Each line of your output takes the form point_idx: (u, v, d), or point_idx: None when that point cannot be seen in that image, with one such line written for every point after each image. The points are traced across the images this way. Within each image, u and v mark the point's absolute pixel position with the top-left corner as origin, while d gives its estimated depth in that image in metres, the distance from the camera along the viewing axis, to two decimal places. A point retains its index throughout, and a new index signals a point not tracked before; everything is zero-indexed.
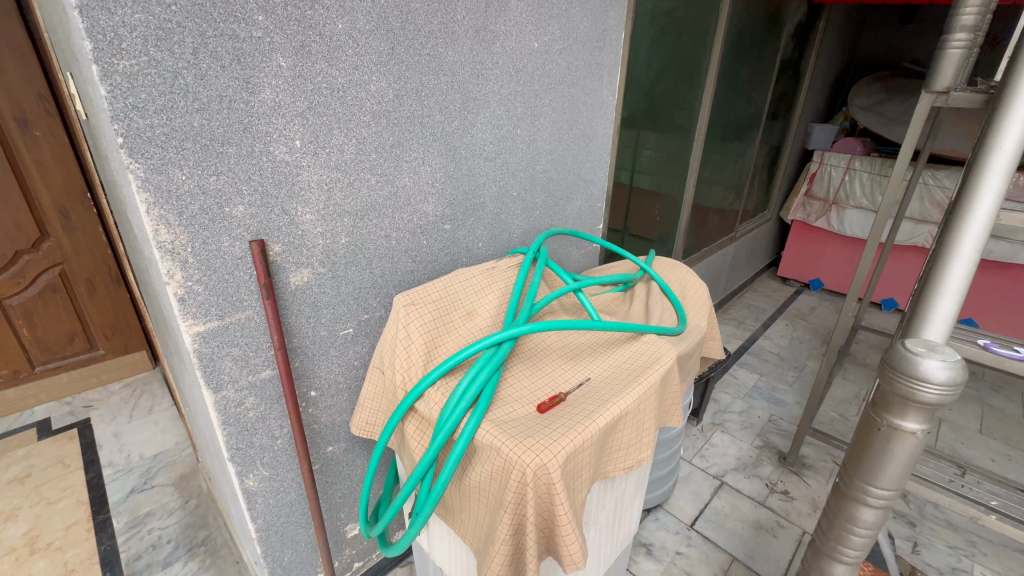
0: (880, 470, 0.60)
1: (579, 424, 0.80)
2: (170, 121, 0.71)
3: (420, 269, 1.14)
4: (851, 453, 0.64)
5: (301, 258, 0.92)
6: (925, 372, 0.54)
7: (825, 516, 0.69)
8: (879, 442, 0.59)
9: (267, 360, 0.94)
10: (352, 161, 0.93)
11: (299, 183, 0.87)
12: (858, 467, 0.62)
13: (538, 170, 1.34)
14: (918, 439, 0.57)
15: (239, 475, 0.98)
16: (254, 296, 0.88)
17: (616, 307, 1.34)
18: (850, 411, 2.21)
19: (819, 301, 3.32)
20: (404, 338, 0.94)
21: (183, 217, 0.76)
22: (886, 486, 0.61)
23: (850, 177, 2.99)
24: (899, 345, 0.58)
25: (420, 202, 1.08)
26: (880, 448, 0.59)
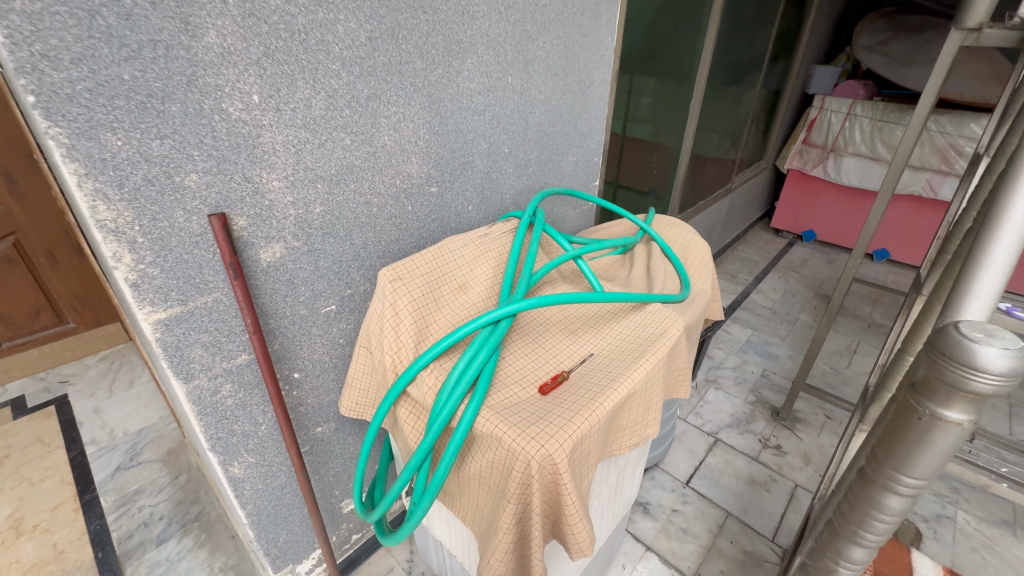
0: (915, 458, 0.56)
1: (585, 407, 0.74)
2: (93, 74, 0.59)
3: (406, 238, 1.05)
4: (881, 439, 0.60)
5: (271, 232, 0.82)
6: (981, 361, 0.48)
7: (846, 500, 0.66)
8: (917, 431, 0.54)
9: (242, 345, 0.85)
10: (322, 118, 0.81)
11: (261, 145, 0.76)
12: (888, 456, 0.58)
13: (531, 123, 1.21)
14: (962, 429, 0.52)
15: (223, 464, 0.93)
16: (220, 276, 0.78)
17: (615, 272, 1.27)
18: (840, 364, 2.22)
19: (811, 252, 3.30)
20: (391, 318, 0.86)
21: (124, 190, 0.65)
22: (917, 473, 0.57)
23: (851, 123, 2.88)
24: (951, 330, 0.51)
25: (402, 163, 0.96)
26: (918, 437, 0.54)
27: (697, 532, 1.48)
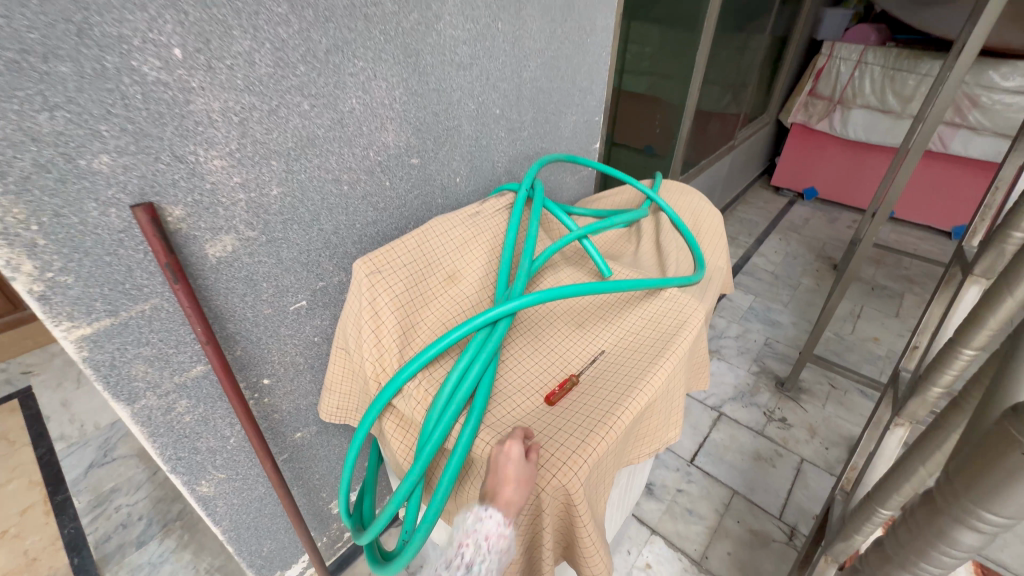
0: (1006, 497, 0.46)
1: (602, 422, 0.64)
2: None
3: (385, 219, 0.91)
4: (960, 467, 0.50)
5: (218, 222, 0.68)
6: None
7: (905, 526, 0.57)
8: (1013, 467, 0.44)
9: (196, 355, 0.73)
10: (269, 78, 0.65)
11: (193, 113, 0.60)
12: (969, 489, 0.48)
13: (525, 78, 1.05)
14: None
15: (188, 484, 0.82)
16: (158, 279, 0.64)
17: (621, 249, 1.14)
18: (845, 329, 2.16)
19: (813, 211, 3.19)
20: (369, 319, 0.73)
21: (9, 180, 0.50)
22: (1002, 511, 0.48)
23: (861, 72, 2.70)
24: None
25: (376, 130, 0.81)
26: (1016, 474, 0.44)
27: (703, 513, 1.43)
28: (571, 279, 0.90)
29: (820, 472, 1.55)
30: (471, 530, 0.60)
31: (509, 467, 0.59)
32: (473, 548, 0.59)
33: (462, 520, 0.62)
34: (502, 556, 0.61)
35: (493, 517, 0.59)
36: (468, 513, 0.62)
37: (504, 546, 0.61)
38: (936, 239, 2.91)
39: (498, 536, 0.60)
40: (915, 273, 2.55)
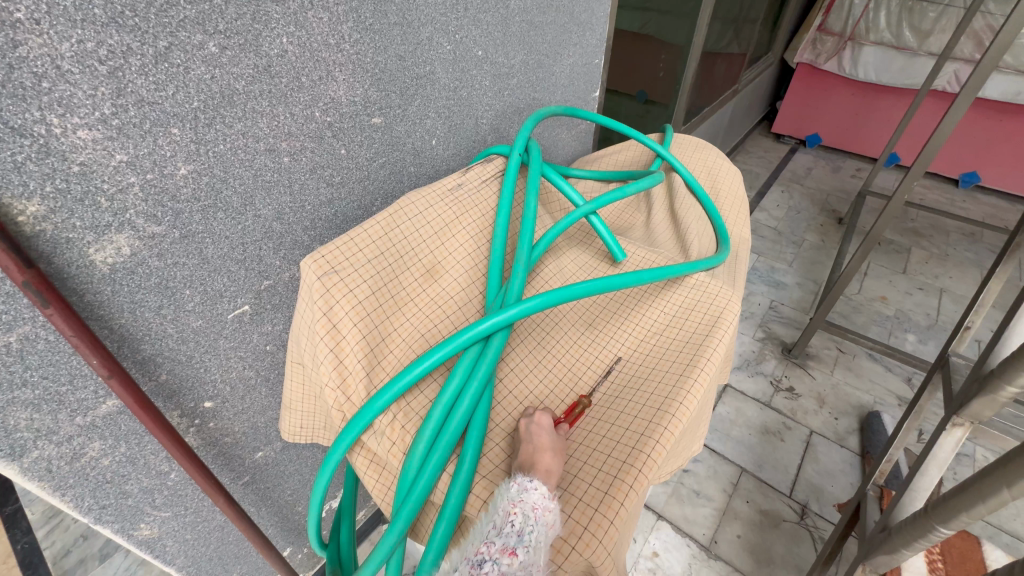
0: None
1: (628, 463, 0.50)
2: None
3: (344, 196, 0.72)
4: None
5: (101, 216, 0.49)
6: None
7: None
8: None
9: (101, 388, 0.56)
10: (146, 5, 0.44)
11: (29, 61, 0.40)
12: None
13: (513, 8, 0.83)
14: None
15: (122, 531, 0.68)
16: (20, 301, 0.47)
17: (629, 219, 0.98)
18: (851, 288, 2.07)
19: (815, 159, 3.02)
20: (326, 334, 0.57)
21: None
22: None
23: (876, 3, 2.45)
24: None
25: (321, 81, 0.61)
26: None
27: (711, 494, 1.36)
28: (576, 267, 0.74)
29: (830, 445, 1.48)
30: (517, 495, 0.47)
31: (540, 437, 0.52)
32: (520, 519, 0.45)
33: (505, 487, 0.49)
34: (557, 534, 0.46)
35: (538, 486, 0.47)
36: (510, 480, 0.49)
37: (554, 521, 0.46)
38: (942, 188, 2.78)
39: (547, 506, 0.46)
40: (922, 226, 2.44)
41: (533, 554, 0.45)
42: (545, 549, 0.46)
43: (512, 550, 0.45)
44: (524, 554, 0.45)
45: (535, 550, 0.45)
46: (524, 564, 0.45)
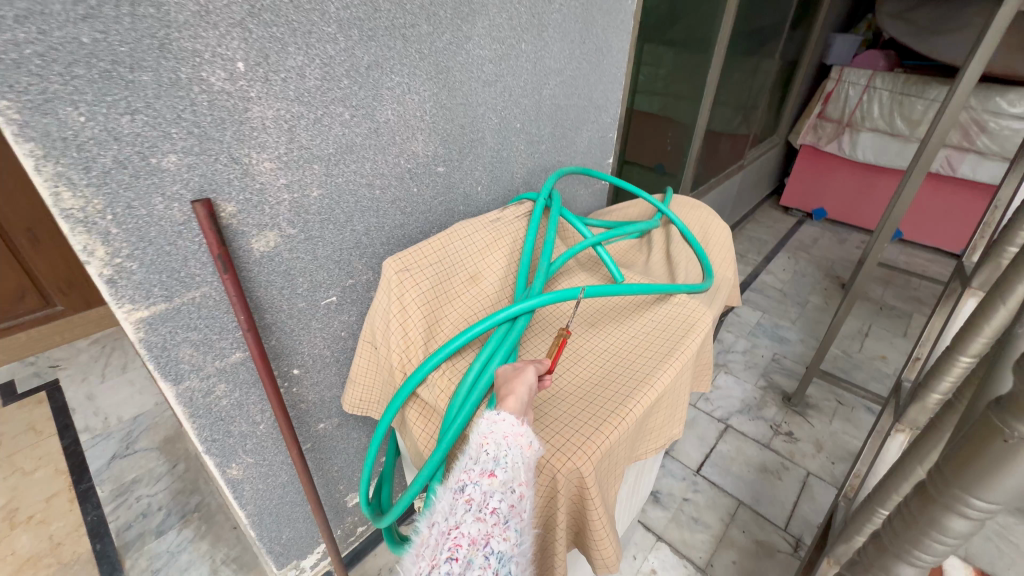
0: (993, 480, 0.49)
1: (615, 412, 0.68)
2: (44, 34, 0.49)
3: (412, 223, 0.97)
4: (951, 455, 0.54)
5: (264, 219, 0.74)
6: None
7: (899, 516, 0.61)
8: (996, 451, 0.48)
9: (236, 342, 0.78)
10: (317, 91, 0.71)
11: (250, 120, 0.66)
12: (958, 476, 0.52)
13: (545, 94, 1.11)
14: None
15: (220, 466, 0.87)
16: (209, 270, 0.70)
17: (633, 258, 1.20)
18: (853, 347, 2.19)
19: (821, 231, 3.22)
20: (398, 314, 0.79)
21: (92, 173, 0.57)
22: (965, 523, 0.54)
23: (869, 96, 2.75)
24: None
25: (407, 140, 0.87)
26: (998, 457, 0.48)
27: (709, 521, 1.45)
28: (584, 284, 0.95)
29: (826, 486, 1.56)
30: (489, 431, 0.58)
31: (517, 384, 0.64)
32: (492, 447, 0.58)
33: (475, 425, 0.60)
34: (528, 455, 0.59)
35: (506, 417, 0.59)
36: (481, 419, 0.61)
37: (524, 443, 0.58)
38: (945, 261, 2.93)
39: (516, 435, 0.58)
40: (924, 294, 2.57)
41: (509, 473, 0.57)
42: (521, 470, 0.57)
43: (491, 472, 0.56)
44: (502, 474, 0.56)
45: (512, 468, 0.57)
46: (502, 481, 0.56)
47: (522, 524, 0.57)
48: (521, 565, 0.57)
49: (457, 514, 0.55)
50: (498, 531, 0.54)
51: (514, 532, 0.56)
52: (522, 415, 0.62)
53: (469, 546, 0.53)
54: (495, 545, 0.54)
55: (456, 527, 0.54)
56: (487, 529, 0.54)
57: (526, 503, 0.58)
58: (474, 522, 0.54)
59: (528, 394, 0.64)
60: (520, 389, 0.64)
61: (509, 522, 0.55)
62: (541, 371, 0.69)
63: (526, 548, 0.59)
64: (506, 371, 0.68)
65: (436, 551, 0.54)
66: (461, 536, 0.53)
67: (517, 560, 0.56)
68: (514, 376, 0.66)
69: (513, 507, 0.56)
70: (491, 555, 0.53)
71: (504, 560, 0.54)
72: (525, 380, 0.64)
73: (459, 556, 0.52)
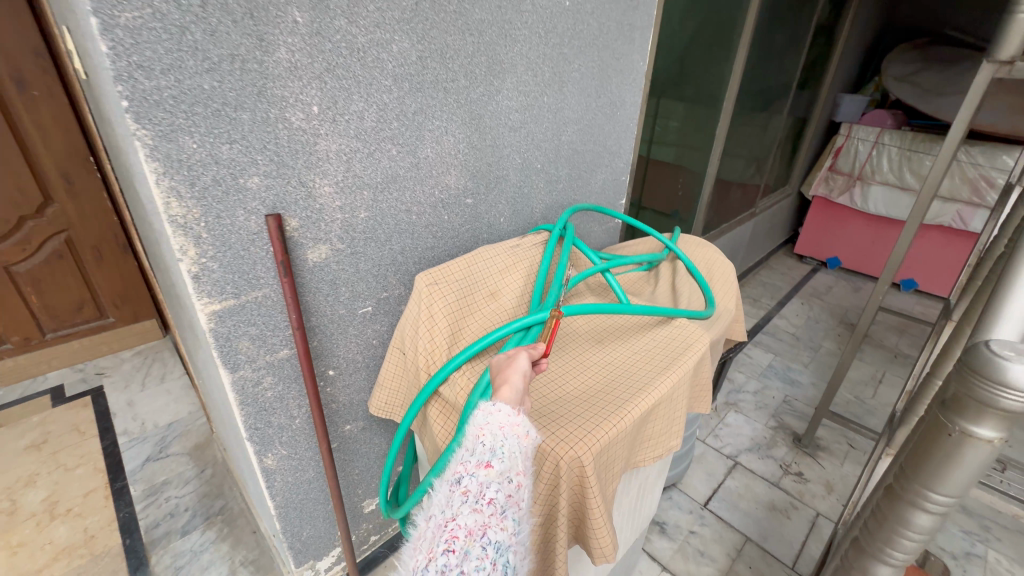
0: (946, 474, 0.56)
1: (613, 413, 0.76)
2: (179, 83, 0.65)
3: (441, 247, 1.09)
4: (909, 456, 0.60)
5: (319, 234, 0.87)
6: (1010, 379, 0.49)
7: (873, 517, 0.66)
8: (947, 448, 0.55)
9: (285, 339, 0.90)
10: (372, 131, 0.86)
11: (317, 152, 0.81)
12: (916, 473, 0.59)
13: (563, 140, 1.26)
14: (993, 446, 0.53)
15: (258, 454, 0.96)
16: (271, 274, 0.84)
17: (641, 287, 1.29)
18: (866, 393, 2.19)
19: (836, 280, 3.27)
20: (426, 321, 0.89)
21: (195, 188, 0.71)
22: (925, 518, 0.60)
23: (878, 152, 2.87)
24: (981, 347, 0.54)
25: (442, 174, 1.01)
26: (949, 453, 0.55)
27: (714, 555, 1.45)
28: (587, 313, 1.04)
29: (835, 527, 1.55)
30: (485, 422, 0.60)
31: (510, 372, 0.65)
32: (489, 438, 0.59)
33: (471, 417, 0.61)
34: (525, 444, 0.60)
35: (502, 408, 0.60)
36: (476, 411, 0.62)
37: (519, 432, 0.60)
38: None
39: (512, 425, 0.60)
40: None
41: (505, 464, 0.58)
42: (515, 460, 0.59)
43: (488, 463, 0.57)
44: (499, 464, 0.57)
45: (509, 458, 0.58)
46: (498, 473, 0.57)
47: (519, 513, 0.58)
48: (519, 556, 0.58)
49: (453, 506, 0.55)
50: (495, 521, 0.55)
51: (511, 522, 0.56)
52: (516, 405, 0.63)
53: (466, 538, 0.53)
54: (492, 535, 0.54)
55: (452, 519, 0.54)
56: (484, 520, 0.54)
57: (522, 493, 0.59)
58: (471, 513, 0.54)
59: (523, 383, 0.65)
60: (514, 378, 0.64)
61: (507, 511, 0.56)
62: (532, 356, 0.69)
63: (524, 538, 0.59)
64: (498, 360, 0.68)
65: (432, 544, 0.53)
66: (457, 528, 0.53)
67: (515, 550, 0.56)
68: (506, 364, 0.67)
69: (509, 496, 0.57)
70: (488, 545, 0.53)
71: (502, 549, 0.54)
72: (519, 369, 0.65)
73: (456, 547, 0.52)
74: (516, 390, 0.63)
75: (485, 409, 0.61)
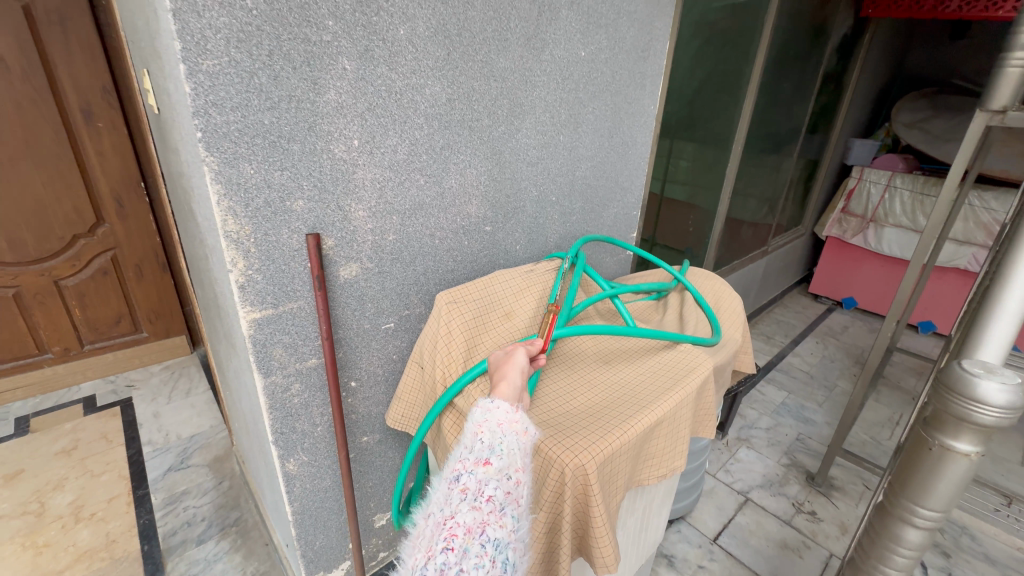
0: (930, 486, 0.61)
1: (617, 427, 0.81)
2: (244, 118, 0.76)
3: (460, 270, 1.17)
4: (897, 472, 0.65)
5: (351, 253, 0.96)
6: (982, 395, 0.54)
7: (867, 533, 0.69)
8: (931, 460, 0.60)
9: (314, 349, 0.98)
10: (404, 163, 0.96)
11: (355, 180, 0.91)
12: (905, 486, 0.63)
13: (577, 176, 1.35)
14: (971, 459, 0.58)
15: (281, 458, 1.02)
16: (307, 287, 0.92)
17: (649, 315, 1.34)
18: (882, 434, 2.16)
19: (852, 320, 3.25)
20: (444, 335, 0.96)
21: (249, 209, 0.81)
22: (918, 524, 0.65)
23: (890, 195, 2.92)
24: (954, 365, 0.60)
25: (464, 203, 1.10)
26: (932, 465, 0.60)
27: None
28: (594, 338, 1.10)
29: None
30: (483, 420, 0.65)
31: (510, 370, 0.76)
32: (487, 435, 0.64)
33: (470, 415, 0.67)
34: (524, 440, 0.66)
35: (501, 406, 0.67)
36: (476, 409, 0.68)
37: (517, 428, 0.66)
38: None
39: (510, 422, 0.65)
40: None
41: (503, 461, 0.62)
42: (513, 456, 0.63)
43: (486, 460, 0.62)
44: (497, 461, 0.62)
45: (507, 454, 0.63)
46: (497, 469, 0.61)
47: (519, 511, 0.61)
48: (519, 554, 0.59)
49: (452, 504, 0.58)
50: (494, 519, 0.57)
51: (510, 519, 0.59)
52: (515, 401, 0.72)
53: (465, 535, 0.55)
54: (492, 533, 0.56)
55: (451, 517, 0.57)
56: (483, 517, 0.57)
57: (521, 490, 0.62)
58: (470, 511, 0.57)
59: (519, 378, 0.76)
60: (511, 374, 0.75)
61: (506, 508, 0.59)
62: (529, 352, 0.84)
63: (524, 537, 0.61)
64: (499, 357, 0.80)
65: (431, 542, 0.55)
66: (456, 526, 0.55)
67: (514, 547, 0.58)
68: (506, 362, 0.79)
69: (508, 493, 0.60)
70: (487, 543, 0.55)
71: (501, 547, 0.56)
72: (515, 366, 0.77)
73: (455, 545, 0.54)
74: (512, 385, 0.74)
75: (484, 408, 0.67)
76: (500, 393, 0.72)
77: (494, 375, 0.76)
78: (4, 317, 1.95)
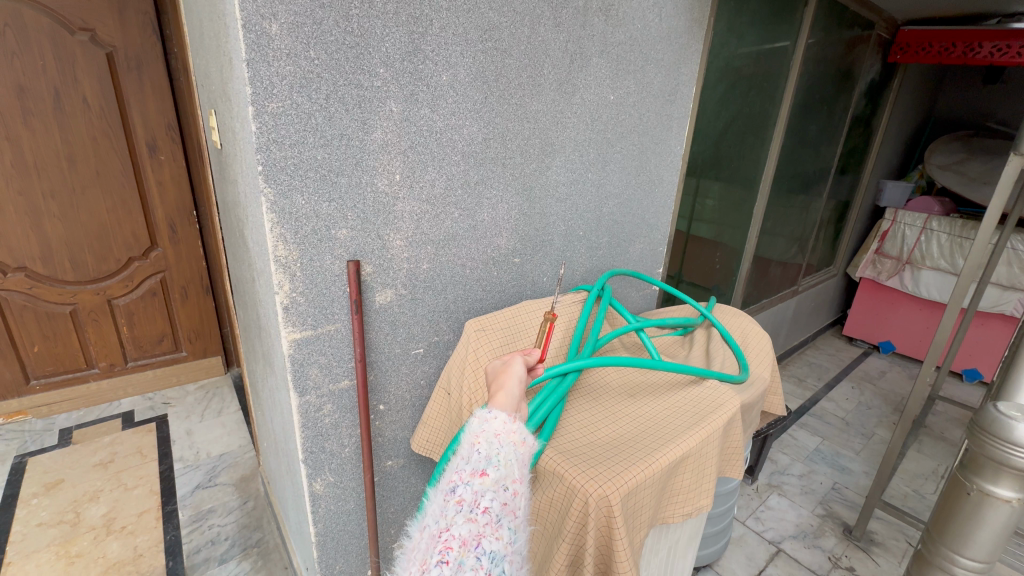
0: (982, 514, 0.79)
1: (642, 459, 0.81)
2: (300, 154, 0.83)
3: (488, 299, 1.20)
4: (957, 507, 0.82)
5: (387, 280, 1.01)
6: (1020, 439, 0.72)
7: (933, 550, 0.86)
8: (977, 498, 0.79)
9: (347, 371, 1.02)
10: (440, 197, 1.02)
11: (393, 213, 0.97)
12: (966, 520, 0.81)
13: (604, 212, 1.39)
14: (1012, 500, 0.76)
15: (309, 478, 1.05)
16: (345, 311, 0.97)
17: (675, 350, 1.34)
18: (926, 487, 2.04)
19: (890, 365, 3.12)
20: (472, 362, 0.99)
21: (298, 236, 0.87)
22: (972, 546, 0.81)
23: (927, 237, 2.87)
24: (993, 408, 0.76)
25: (493, 235, 1.15)
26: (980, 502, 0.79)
27: None
28: (617, 373, 1.09)
29: None
30: (481, 430, 0.66)
31: (510, 381, 0.77)
32: (484, 445, 0.64)
33: (468, 425, 0.67)
34: (521, 449, 0.66)
35: (497, 416, 0.67)
36: (473, 419, 0.69)
37: (515, 438, 0.66)
38: None
39: (508, 432, 0.66)
40: None
41: (502, 471, 0.63)
42: (509, 467, 0.63)
43: (483, 472, 0.62)
44: (495, 472, 0.62)
45: (504, 465, 0.63)
46: (493, 481, 0.61)
47: (516, 523, 0.61)
48: (517, 566, 0.59)
49: (448, 516, 0.59)
50: (490, 531, 0.58)
51: (507, 531, 0.59)
52: (512, 409, 0.73)
53: (459, 548, 0.55)
54: (488, 545, 0.56)
55: (446, 529, 0.57)
56: (479, 529, 0.57)
57: (519, 501, 0.62)
58: (465, 523, 0.57)
59: (517, 388, 0.77)
60: (509, 383, 0.76)
61: (502, 520, 0.60)
62: (529, 362, 0.83)
63: (522, 549, 0.61)
64: (497, 366, 0.81)
65: (427, 555, 0.56)
66: (451, 539, 0.56)
67: (512, 560, 0.58)
68: (505, 371, 0.79)
69: (505, 504, 0.61)
70: (483, 556, 0.55)
71: (497, 559, 0.56)
72: (514, 374, 0.77)
73: (450, 559, 0.54)
74: (510, 395, 0.75)
75: (483, 418, 0.68)
76: (498, 402, 0.73)
77: (492, 383, 0.77)
78: (59, 332, 2.08)
